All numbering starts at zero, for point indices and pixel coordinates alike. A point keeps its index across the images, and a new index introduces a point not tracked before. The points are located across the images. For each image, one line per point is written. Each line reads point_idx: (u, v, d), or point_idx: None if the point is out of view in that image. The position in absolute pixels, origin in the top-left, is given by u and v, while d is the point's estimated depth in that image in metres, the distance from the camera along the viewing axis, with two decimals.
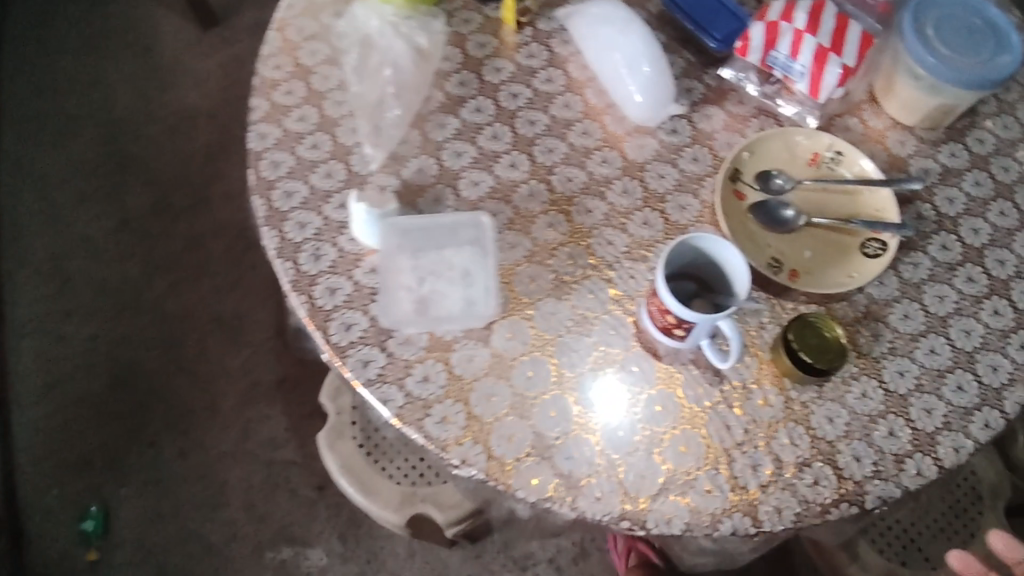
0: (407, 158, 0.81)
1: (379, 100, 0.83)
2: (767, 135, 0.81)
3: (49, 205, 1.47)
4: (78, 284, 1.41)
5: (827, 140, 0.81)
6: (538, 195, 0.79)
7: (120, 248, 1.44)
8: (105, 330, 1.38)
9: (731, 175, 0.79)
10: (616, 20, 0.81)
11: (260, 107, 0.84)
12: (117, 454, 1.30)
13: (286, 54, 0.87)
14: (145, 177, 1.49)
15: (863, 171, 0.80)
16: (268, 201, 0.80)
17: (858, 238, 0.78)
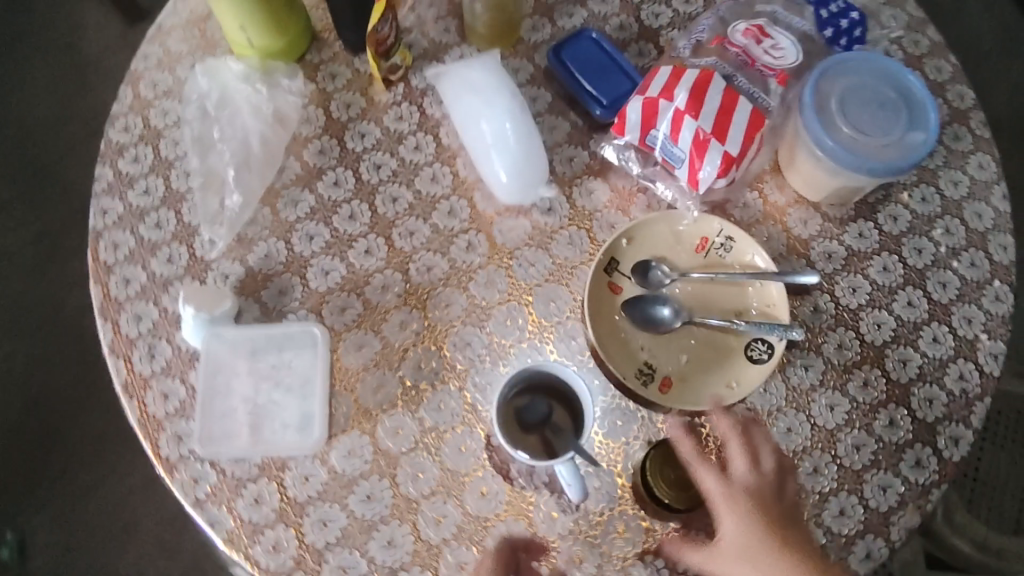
0: (254, 241, 0.74)
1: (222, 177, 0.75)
2: (650, 218, 0.73)
3: None
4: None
5: (717, 224, 0.73)
6: (392, 286, 0.72)
7: (34, 262, 1.36)
8: (19, 350, 1.32)
9: (605, 266, 0.72)
10: (484, 87, 0.73)
11: (103, 176, 0.77)
12: (30, 483, 1.27)
13: (135, 112, 0.78)
14: (63, 186, 1.40)
15: (756, 260, 0.72)
16: (104, 288, 0.74)
17: (743, 340, 0.71)
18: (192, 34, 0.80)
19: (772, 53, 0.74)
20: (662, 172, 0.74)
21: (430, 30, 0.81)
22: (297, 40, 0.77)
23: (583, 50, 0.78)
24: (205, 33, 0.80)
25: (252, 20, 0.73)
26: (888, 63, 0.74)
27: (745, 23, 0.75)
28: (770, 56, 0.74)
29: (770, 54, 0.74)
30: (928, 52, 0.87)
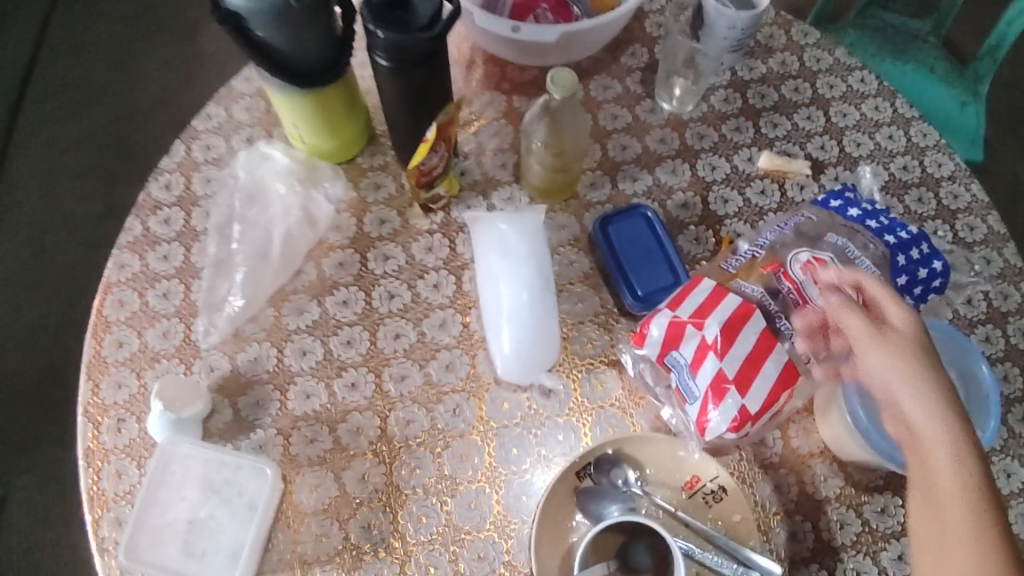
0: (249, 341, 0.73)
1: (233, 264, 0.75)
2: (650, 439, 0.66)
3: (46, 167, 1.48)
4: (48, 257, 1.41)
5: (714, 469, 0.66)
6: (367, 429, 0.69)
7: (96, 234, 1.43)
8: (55, 311, 1.37)
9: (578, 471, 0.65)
10: (514, 252, 0.70)
11: (131, 230, 0.77)
12: (25, 446, 1.28)
13: (179, 172, 0.80)
14: (139, 174, 1.48)
15: (740, 521, 0.65)
16: (98, 345, 0.73)
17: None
18: (257, 106, 0.83)
19: (837, 295, 0.62)
20: (674, 398, 0.68)
21: (485, 161, 0.80)
22: (351, 142, 0.78)
23: (630, 232, 0.75)
24: (270, 109, 0.83)
25: (304, 120, 0.74)
26: (954, 341, 0.66)
27: (806, 254, 0.69)
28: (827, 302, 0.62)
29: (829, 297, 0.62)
30: (1016, 310, 0.76)
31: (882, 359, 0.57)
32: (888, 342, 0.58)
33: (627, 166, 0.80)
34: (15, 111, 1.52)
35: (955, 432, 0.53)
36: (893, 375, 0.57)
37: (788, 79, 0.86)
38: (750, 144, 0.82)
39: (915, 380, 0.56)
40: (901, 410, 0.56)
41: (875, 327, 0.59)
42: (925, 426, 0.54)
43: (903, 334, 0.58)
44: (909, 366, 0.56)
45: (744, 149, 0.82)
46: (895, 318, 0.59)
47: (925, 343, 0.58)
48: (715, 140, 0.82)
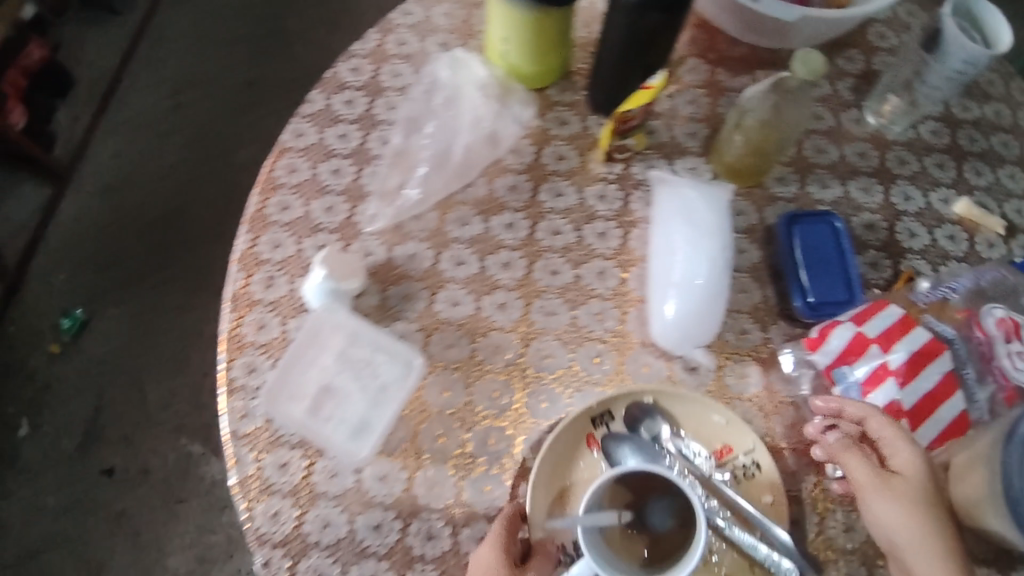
0: (409, 237, 0.73)
1: (412, 158, 0.75)
2: (683, 395, 0.64)
3: (201, 26, 1.45)
4: (185, 114, 1.39)
5: (751, 441, 0.64)
6: (505, 349, 0.70)
7: (235, 104, 1.39)
8: (182, 165, 1.36)
9: (592, 416, 0.64)
10: (701, 225, 0.69)
11: (314, 102, 0.78)
12: (124, 283, 1.30)
13: (370, 60, 0.79)
14: (287, 56, 1.43)
15: (773, 504, 0.62)
16: (264, 202, 0.75)
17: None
18: (459, 14, 0.81)
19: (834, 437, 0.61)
20: None
21: (678, 126, 0.77)
22: (551, 70, 0.76)
23: (818, 239, 0.72)
24: (470, 20, 0.81)
25: (518, 36, 0.71)
26: None
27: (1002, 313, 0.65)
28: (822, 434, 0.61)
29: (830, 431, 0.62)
30: None
31: (886, 508, 0.56)
32: (892, 490, 0.56)
33: (821, 172, 0.77)
34: None
35: None
36: (902, 529, 0.55)
37: (999, 131, 0.83)
38: (948, 186, 0.79)
39: (922, 535, 0.54)
40: (912, 565, 0.55)
41: (877, 471, 0.57)
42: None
43: (908, 480, 0.56)
44: (913, 519, 0.55)
45: (942, 188, 0.79)
46: (900, 460, 0.57)
47: (929, 488, 0.56)
48: (914, 171, 0.79)
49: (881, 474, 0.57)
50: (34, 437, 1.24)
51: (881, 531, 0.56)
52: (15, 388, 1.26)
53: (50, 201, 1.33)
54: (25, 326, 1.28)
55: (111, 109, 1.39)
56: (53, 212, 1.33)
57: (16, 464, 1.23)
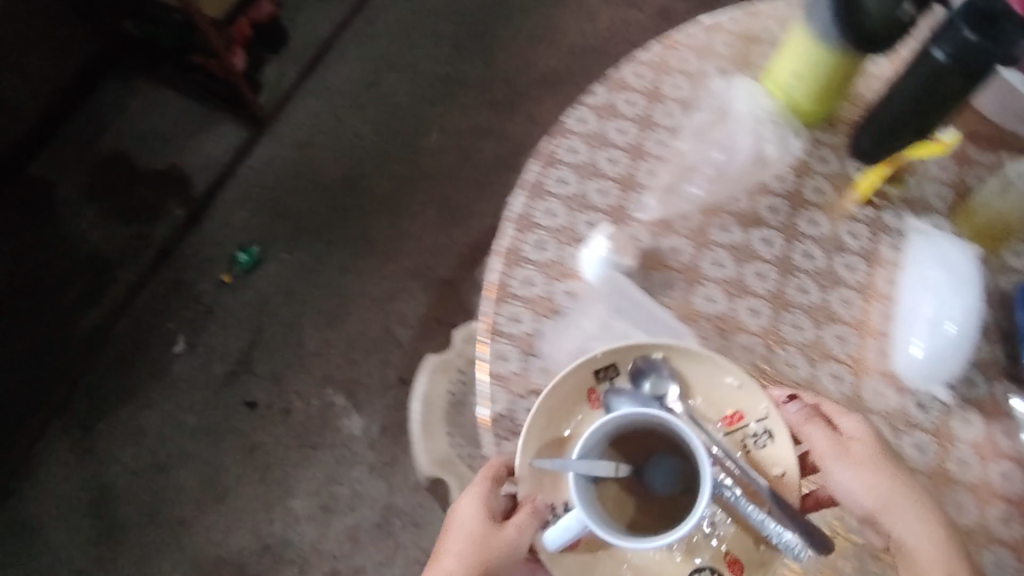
0: (672, 231, 0.78)
1: (692, 167, 0.80)
2: (694, 352, 0.59)
3: (413, 16, 1.52)
4: (382, 92, 1.47)
5: (766, 408, 0.58)
6: (753, 351, 0.74)
7: (432, 91, 1.47)
8: (371, 138, 1.44)
9: (597, 369, 0.60)
10: (957, 271, 0.74)
11: (599, 95, 0.84)
12: (299, 231, 1.37)
13: (654, 70, 0.86)
14: (484, 59, 1.49)
15: (788, 479, 0.57)
16: (543, 172, 0.80)
17: (692, 565, 0.56)
18: (737, 45, 0.87)
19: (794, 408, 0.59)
20: None
21: (929, 185, 0.82)
22: (822, 113, 0.80)
23: None
24: (747, 55, 0.87)
25: (812, 75, 0.76)
26: None
27: None
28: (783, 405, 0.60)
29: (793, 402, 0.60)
30: None
31: (853, 474, 0.55)
32: (851, 455, 0.56)
33: None
34: None
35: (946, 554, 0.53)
36: (874, 494, 0.55)
37: None
38: None
39: (892, 495, 0.55)
40: (889, 524, 0.55)
41: (835, 438, 0.57)
42: (926, 546, 0.54)
43: (869, 443, 0.56)
44: (882, 481, 0.55)
45: None
46: (851, 425, 0.57)
47: (884, 446, 0.57)
48: None
49: (836, 445, 0.56)
50: (188, 357, 1.31)
51: (854, 502, 0.56)
52: (179, 309, 1.34)
53: (244, 143, 1.43)
54: (201, 253, 1.36)
55: (316, 72, 1.48)
56: (245, 154, 1.42)
57: (165, 377, 1.31)
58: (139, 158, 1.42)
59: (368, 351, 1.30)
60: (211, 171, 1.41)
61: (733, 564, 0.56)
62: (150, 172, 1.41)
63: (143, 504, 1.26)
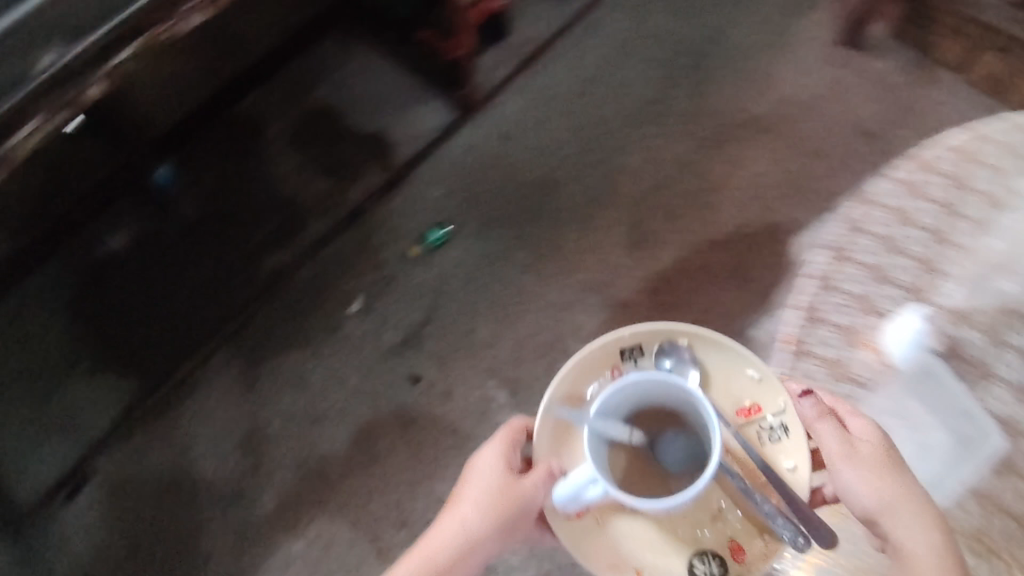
0: (966, 321, 0.76)
1: (996, 264, 0.77)
2: (714, 343, 0.79)
3: (628, 39, 1.57)
4: (587, 105, 1.50)
5: (781, 402, 0.77)
6: None
7: (635, 113, 1.49)
8: (569, 146, 1.47)
9: (625, 347, 0.79)
10: None
11: (900, 171, 0.83)
12: (488, 221, 1.41)
13: (956, 153, 0.82)
14: (693, 94, 1.51)
15: (795, 468, 0.75)
16: (848, 235, 0.81)
17: (697, 544, 0.75)
18: None
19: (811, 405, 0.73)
20: None
21: None
22: None
23: None
24: None
25: None
26: None
27: None
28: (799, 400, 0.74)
29: (807, 399, 0.73)
30: None
31: (858, 473, 0.68)
32: (858, 458, 0.69)
33: None
34: None
35: (937, 554, 0.64)
36: (875, 490, 0.68)
37: None
38: None
39: (893, 493, 0.67)
40: (894, 526, 0.66)
41: (845, 441, 0.70)
42: (925, 547, 0.64)
43: (875, 445, 0.69)
44: (884, 481, 0.68)
45: None
46: (862, 428, 0.70)
47: (888, 451, 0.69)
48: None
49: (842, 451, 0.69)
50: (361, 319, 1.35)
51: (857, 500, 0.68)
52: (360, 270, 1.38)
53: (447, 125, 1.46)
54: (388, 223, 1.42)
55: (527, 73, 1.53)
56: (447, 135, 1.46)
57: (336, 333, 1.35)
58: (346, 119, 1.47)
59: (537, 354, 1.31)
60: (412, 146, 1.45)
61: (734, 550, 0.75)
62: (355, 135, 1.46)
63: (292, 451, 1.28)
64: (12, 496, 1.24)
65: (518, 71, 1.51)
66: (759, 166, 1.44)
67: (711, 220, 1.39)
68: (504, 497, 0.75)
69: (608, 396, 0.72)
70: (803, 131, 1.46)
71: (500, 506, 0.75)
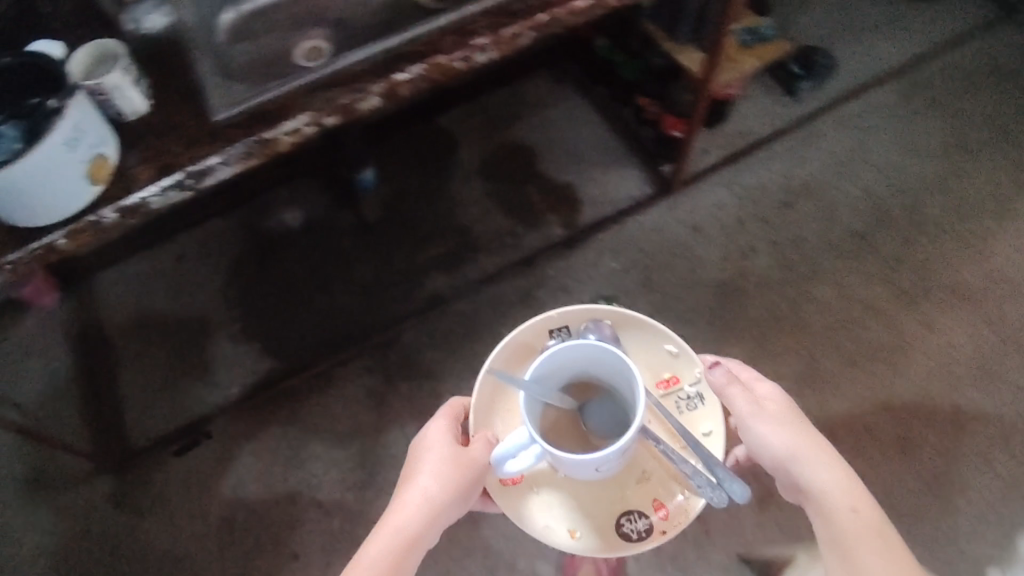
0: None
1: None
2: (642, 324, 0.85)
3: (844, 159, 1.48)
4: (790, 217, 1.42)
5: (697, 372, 0.83)
6: None
7: (838, 241, 1.40)
8: (763, 255, 1.38)
9: (551, 328, 0.85)
10: None
11: None
12: (662, 310, 1.32)
13: None
14: (908, 239, 1.40)
15: (709, 433, 0.82)
16: None
17: (625, 504, 0.81)
18: None
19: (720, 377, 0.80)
20: None
21: None
22: None
23: None
24: None
25: None
26: None
27: None
28: (708, 369, 0.81)
29: (719, 372, 0.80)
30: None
31: (777, 429, 0.74)
32: (773, 420, 0.75)
33: None
34: (863, 94, 1.54)
35: (853, 488, 0.70)
36: (792, 442, 0.73)
37: None
38: None
39: (813, 454, 0.73)
40: (808, 465, 0.72)
41: (753, 403, 0.77)
42: (835, 483, 0.70)
43: (778, 402, 0.78)
44: (802, 443, 0.73)
45: None
46: (767, 391, 0.79)
47: (791, 409, 0.77)
48: None
49: (751, 407, 0.76)
50: None
51: (768, 447, 0.74)
52: (517, 316, 1.32)
53: (641, 197, 1.41)
54: (561, 280, 1.34)
55: (734, 166, 1.46)
56: (639, 206, 1.40)
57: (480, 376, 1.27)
58: (541, 163, 1.44)
59: None
60: (601, 209, 1.40)
61: (658, 508, 0.80)
62: (547, 181, 1.42)
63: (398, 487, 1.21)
64: (127, 438, 1.25)
65: (725, 163, 1.45)
66: (959, 337, 1.32)
67: (891, 382, 1.29)
68: (455, 466, 0.75)
69: (542, 363, 0.73)
70: (1016, 313, 1.33)
71: (457, 472, 0.75)
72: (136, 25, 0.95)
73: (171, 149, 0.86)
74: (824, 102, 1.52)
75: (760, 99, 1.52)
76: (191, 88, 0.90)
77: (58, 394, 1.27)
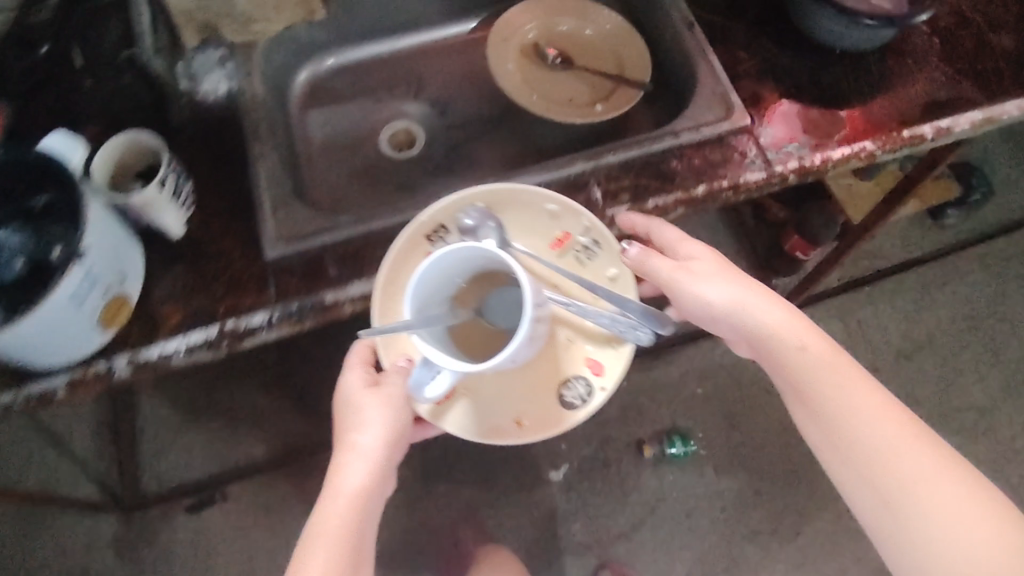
0: None
1: None
2: (508, 188, 0.66)
3: (987, 309, 1.27)
4: (909, 371, 1.23)
5: (585, 221, 0.65)
6: None
7: (958, 413, 1.21)
8: None
9: (427, 233, 0.65)
10: None
11: None
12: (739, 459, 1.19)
13: None
14: None
15: (616, 278, 0.65)
16: None
17: (558, 376, 0.64)
18: None
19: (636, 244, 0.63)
20: None
21: None
22: None
23: None
24: None
25: None
26: None
27: None
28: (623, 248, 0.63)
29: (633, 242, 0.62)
30: None
31: (719, 281, 0.61)
32: (709, 271, 0.61)
33: None
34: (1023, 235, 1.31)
35: (810, 335, 0.58)
36: (739, 294, 0.60)
37: None
38: None
39: (757, 295, 0.60)
40: (757, 310, 0.59)
41: (681, 265, 0.62)
42: (787, 324, 0.58)
43: (703, 250, 0.63)
44: (740, 284, 0.60)
45: None
46: (689, 249, 0.63)
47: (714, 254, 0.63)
48: None
49: (677, 267, 0.62)
50: (563, 495, 1.17)
51: (708, 304, 0.61)
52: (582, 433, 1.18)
53: None
54: (637, 401, 1.21)
55: (856, 295, 1.26)
56: None
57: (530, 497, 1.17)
58: None
59: None
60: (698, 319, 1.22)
61: (594, 366, 0.64)
62: None
63: None
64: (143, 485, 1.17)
65: (846, 290, 1.25)
66: None
67: None
68: (373, 404, 0.60)
69: (425, 274, 0.54)
70: None
71: (387, 411, 0.59)
72: (190, 83, 0.77)
73: (210, 287, 0.69)
74: (975, 235, 1.29)
75: (899, 219, 1.31)
76: (247, 204, 0.72)
77: (77, 421, 1.19)
